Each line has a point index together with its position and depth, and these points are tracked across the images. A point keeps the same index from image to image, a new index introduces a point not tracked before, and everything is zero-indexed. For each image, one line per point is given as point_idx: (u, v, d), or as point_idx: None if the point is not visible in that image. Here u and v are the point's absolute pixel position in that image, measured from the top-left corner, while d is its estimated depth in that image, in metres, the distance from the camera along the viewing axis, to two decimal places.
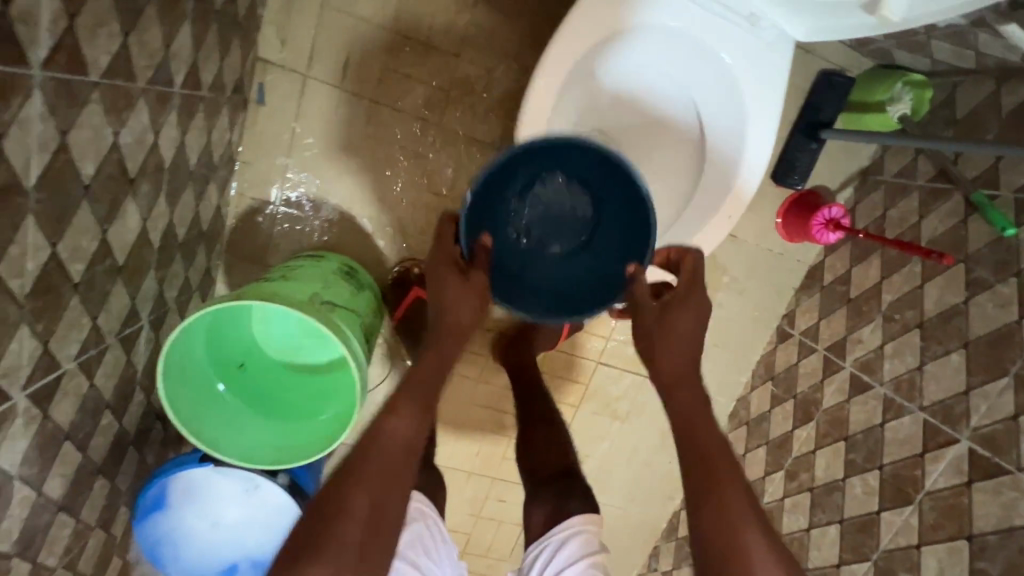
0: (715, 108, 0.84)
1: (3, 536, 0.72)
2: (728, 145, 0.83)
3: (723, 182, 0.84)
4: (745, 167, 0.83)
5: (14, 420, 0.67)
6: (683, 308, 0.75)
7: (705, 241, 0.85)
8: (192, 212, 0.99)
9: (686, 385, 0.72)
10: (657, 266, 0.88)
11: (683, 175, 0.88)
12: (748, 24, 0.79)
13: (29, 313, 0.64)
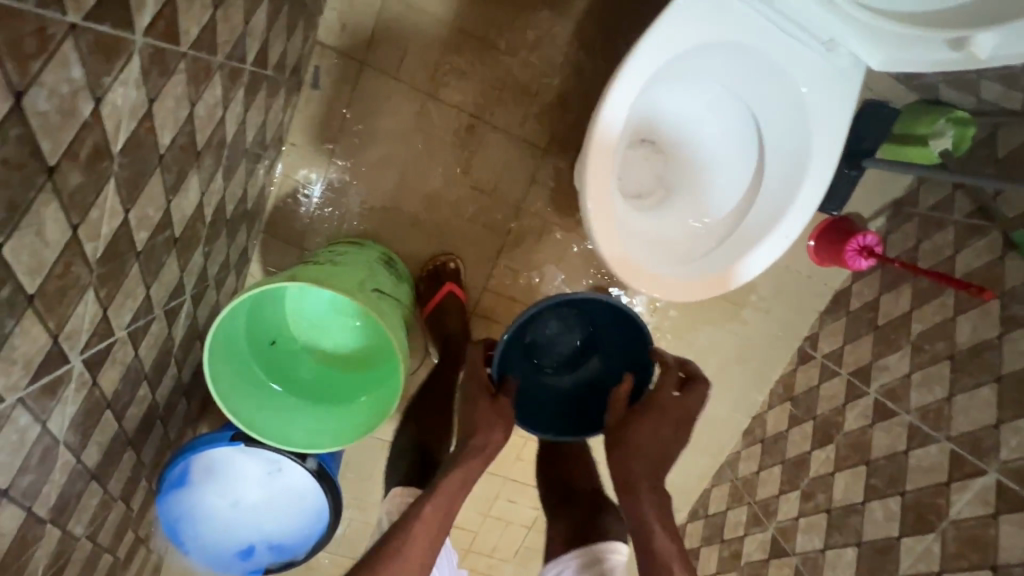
0: (779, 130, 0.85)
1: (43, 501, 0.71)
2: (789, 166, 0.84)
3: (781, 202, 0.85)
4: (805, 190, 0.84)
5: (68, 384, 0.67)
6: (645, 418, 0.93)
7: (759, 259, 0.84)
8: (242, 190, 0.99)
9: (643, 482, 0.88)
10: (706, 285, 0.86)
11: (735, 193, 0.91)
12: (826, 49, 0.80)
13: (97, 277, 0.64)
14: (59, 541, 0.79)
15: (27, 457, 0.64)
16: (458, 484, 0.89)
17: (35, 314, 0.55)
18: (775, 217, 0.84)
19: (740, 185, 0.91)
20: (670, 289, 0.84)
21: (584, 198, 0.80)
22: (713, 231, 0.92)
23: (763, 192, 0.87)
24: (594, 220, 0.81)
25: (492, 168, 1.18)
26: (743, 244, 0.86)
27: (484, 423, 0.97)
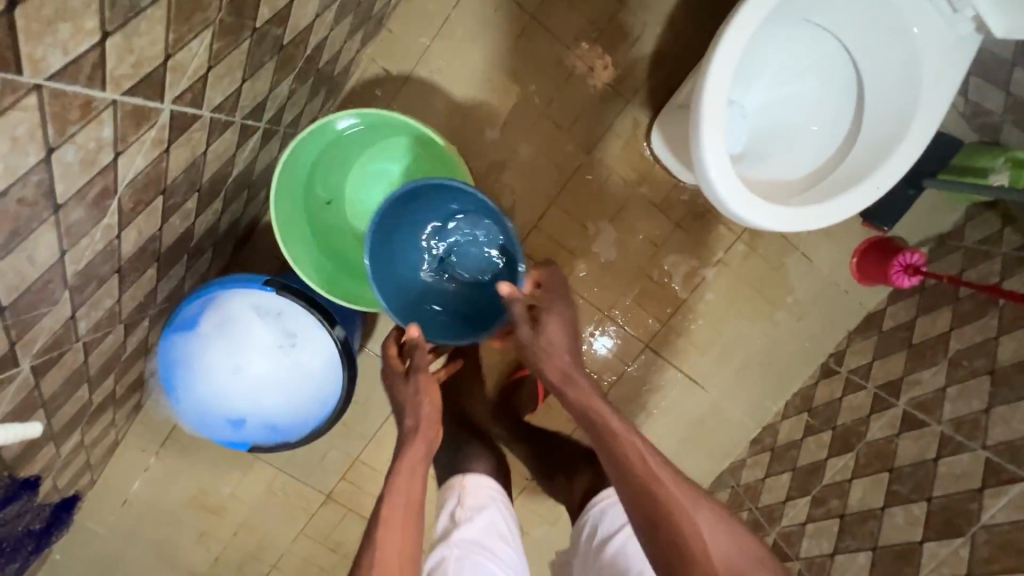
0: (887, 86, 0.89)
1: (76, 257, 0.64)
2: (892, 121, 0.87)
3: (878, 153, 0.87)
4: (907, 143, 0.85)
5: (150, 128, 0.62)
6: (551, 317, 0.95)
7: (853, 203, 0.86)
8: (340, 46, 0.98)
9: (572, 379, 0.90)
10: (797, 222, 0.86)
11: (829, 147, 0.95)
12: (949, 9, 0.82)
13: (222, 22, 0.61)
14: (63, 325, 0.71)
15: (88, 186, 0.58)
16: (402, 484, 0.85)
17: (166, 11, 0.52)
18: (870, 169, 0.86)
19: (830, 147, 0.95)
20: (764, 216, 0.84)
21: (699, 108, 0.81)
22: (805, 179, 0.95)
23: (857, 149, 0.91)
24: (706, 131, 0.81)
25: (573, 105, 1.23)
26: (835, 190, 0.87)
27: (413, 404, 0.95)
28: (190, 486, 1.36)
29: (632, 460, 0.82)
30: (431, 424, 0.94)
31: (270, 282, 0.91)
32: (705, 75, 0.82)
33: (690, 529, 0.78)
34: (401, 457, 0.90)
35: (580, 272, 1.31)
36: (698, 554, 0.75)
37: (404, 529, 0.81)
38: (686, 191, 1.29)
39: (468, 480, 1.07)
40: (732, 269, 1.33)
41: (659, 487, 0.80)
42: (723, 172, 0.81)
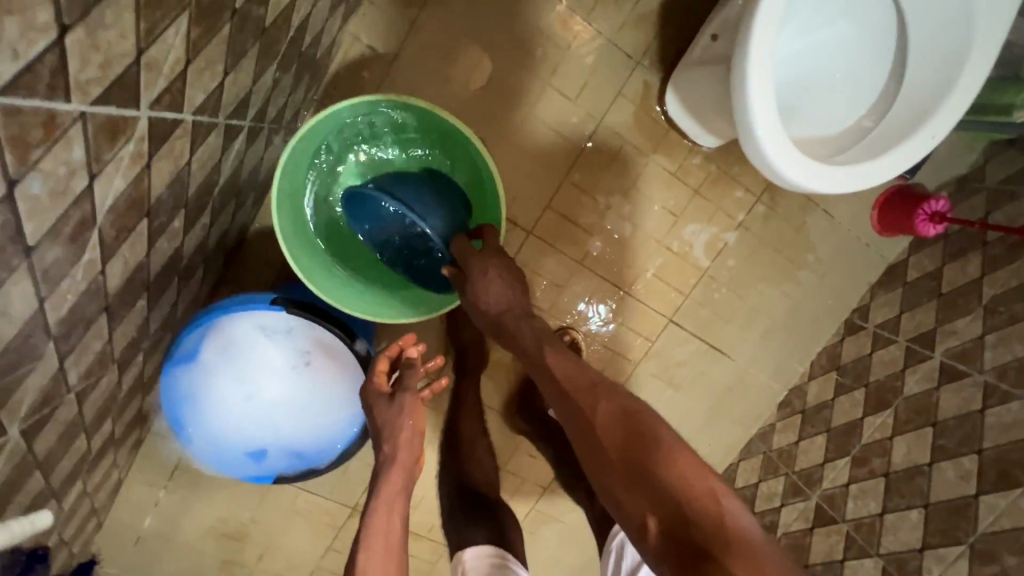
0: (932, 28, 0.84)
1: (55, 303, 0.54)
2: (942, 64, 0.83)
3: (929, 100, 0.83)
4: (960, 87, 0.81)
5: (127, 141, 0.51)
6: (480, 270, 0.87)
7: (909, 155, 0.82)
8: (322, 24, 0.86)
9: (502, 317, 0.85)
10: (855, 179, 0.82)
11: (869, 98, 0.91)
12: None
13: (198, 4, 0.50)
14: (51, 379, 0.62)
15: (63, 220, 0.48)
16: (385, 518, 0.71)
17: None
18: (923, 115, 0.83)
19: (871, 96, 0.91)
20: (817, 180, 0.80)
21: (744, 75, 0.76)
22: (847, 135, 0.91)
23: (903, 98, 0.87)
24: (755, 98, 0.76)
25: (578, 70, 1.14)
26: (886, 144, 0.83)
27: (390, 428, 0.78)
28: (206, 516, 1.29)
29: (537, 365, 0.77)
30: (412, 449, 0.77)
31: (278, 300, 0.82)
32: (747, 37, 0.76)
33: (587, 420, 0.68)
34: (376, 489, 0.74)
35: (597, 250, 1.24)
36: (594, 442, 0.66)
37: (386, 558, 0.67)
38: (701, 155, 1.22)
39: (466, 555, 0.97)
40: (753, 233, 1.28)
41: (564, 385, 0.72)
42: (775, 141, 0.77)
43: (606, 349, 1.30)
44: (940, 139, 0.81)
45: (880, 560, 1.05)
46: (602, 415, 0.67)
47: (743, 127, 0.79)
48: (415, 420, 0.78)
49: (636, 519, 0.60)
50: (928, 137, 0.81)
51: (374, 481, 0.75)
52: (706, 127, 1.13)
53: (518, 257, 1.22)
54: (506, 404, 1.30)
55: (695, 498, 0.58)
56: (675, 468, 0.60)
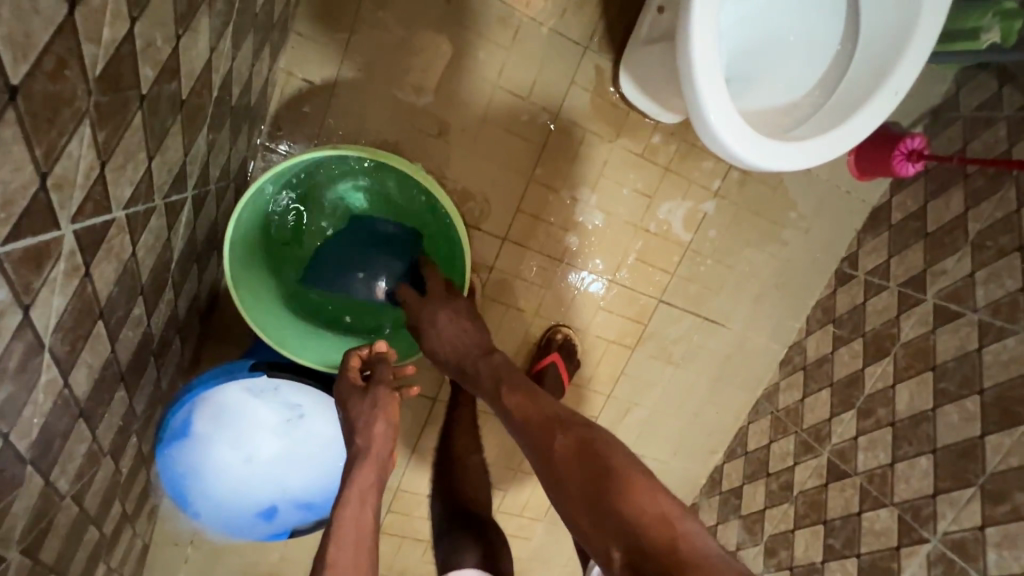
0: None
1: (22, 431, 0.53)
2: (895, 20, 0.81)
3: (886, 58, 0.81)
4: (916, 41, 0.79)
5: (56, 262, 0.49)
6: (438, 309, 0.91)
7: (874, 116, 0.79)
8: (248, 70, 0.82)
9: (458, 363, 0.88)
10: (821, 149, 0.79)
11: (823, 64, 0.89)
12: None
13: (97, 107, 0.47)
14: (40, 496, 0.61)
15: (5, 357, 0.46)
16: (355, 508, 0.70)
17: (18, 127, 0.39)
18: (882, 72, 0.81)
19: (826, 56, 0.89)
20: (779, 158, 0.77)
21: (690, 61, 0.73)
22: (806, 104, 0.89)
23: (859, 59, 0.85)
24: (705, 91, 0.73)
25: (527, 66, 1.10)
26: (848, 109, 0.81)
27: (364, 421, 0.77)
28: (238, 563, 1.31)
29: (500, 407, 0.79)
30: (385, 441, 0.77)
31: (257, 364, 0.81)
32: (688, 27, 0.72)
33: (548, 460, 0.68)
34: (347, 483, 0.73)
35: (577, 245, 1.22)
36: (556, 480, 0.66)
37: (357, 549, 0.66)
38: (665, 131, 1.19)
39: None
40: (730, 200, 1.26)
41: (527, 427, 0.73)
42: (732, 129, 0.75)
43: (601, 339, 1.30)
44: (903, 95, 0.79)
45: (895, 509, 1.05)
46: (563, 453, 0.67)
47: (698, 120, 0.75)
48: (389, 412, 0.78)
49: (601, 552, 0.59)
50: (889, 97, 0.79)
51: (347, 473, 0.74)
52: (666, 105, 1.10)
53: (496, 266, 1.20)
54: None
55: (653, 523, 0.58)
56: (628, 495, 0.60)
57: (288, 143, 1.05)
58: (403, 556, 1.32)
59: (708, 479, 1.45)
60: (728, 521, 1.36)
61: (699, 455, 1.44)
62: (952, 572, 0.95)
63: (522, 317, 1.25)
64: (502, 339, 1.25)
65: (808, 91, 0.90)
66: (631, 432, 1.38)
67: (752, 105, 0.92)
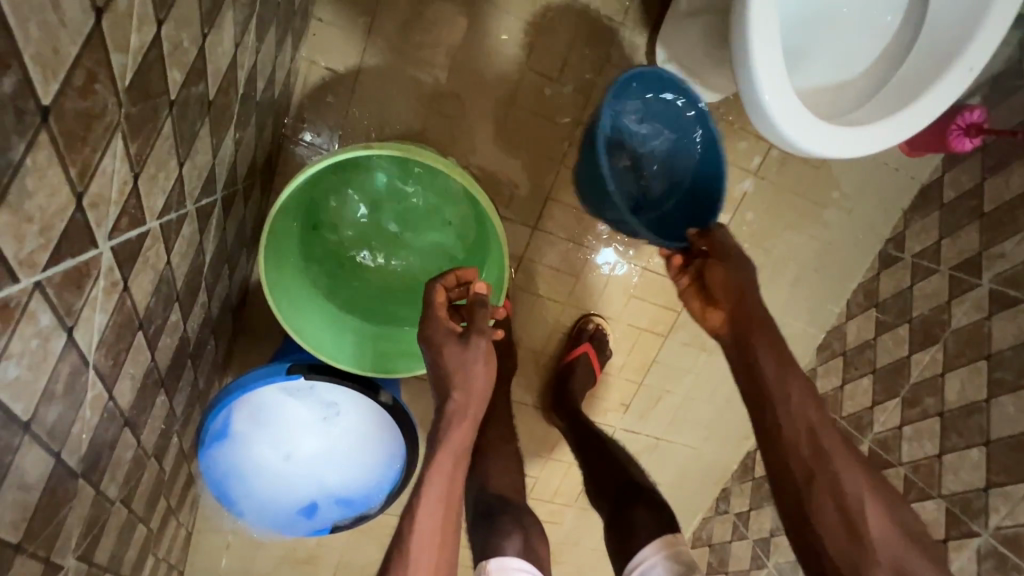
0: None
1: (73, 447, 0.53)
2: None
3: (959, 36, 0.75)
4: (993, 17, 0.73)
5: (96, 281, 0.48)
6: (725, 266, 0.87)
7: (944, 96, 0.74)
8: (272, 63, 0.79)
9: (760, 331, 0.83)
10: (886, 133, 0.74)
11: (882, 42, 0.84)
12: None
13: (128, 119, 0.45)
14: (92, 505, 0.62)
15: (53, 380, 0.46)
16: (449, 467, 0.73)
17: (52, 148, 0.37)
18: (956, 45, 0.75)
19: (886, 31, 0.83)
20: (841, 147, 0.72)
21: (746, 49, 0.68)
22: (862, 85, 0.84)
23: (927, 36, 0.79)
24: (763, 84, 0.68)
25: (555, 45, 1.05)
26: (914, 91, 0.76)
27: (464, 372, 0.77)
28: (278, 548, 1.35)
29: (804, 411, 0.77)
30: (481, 400, 0.78)
31: (295, 367, 0.81)
32: (746, 14, 0.67)
33: (840, 486, 0.72)
34: (441, 444, 0.74)
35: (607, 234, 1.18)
36: (835, 508, 0.71)
37: (444, 508, 0.71)
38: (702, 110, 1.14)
39: (489, 566, 0.83)
40: (770, 181, 1.21)
41: (823, 453, 0.74)
42: (794, 117, 0.70)
43: (632, 328, 1.27)
44: (980, 68, 0.73)
45: (943, 501, 1.02)
46: (868, 501, 0.72)
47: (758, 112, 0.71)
48: (486, 362, 0.78)
49: None
50: (960, 78, 0.73)
51: (438, 428, 0.75)
52: (706, 85, 1.04)
53: (525, 256, 1.17)
54: (540, 399, 1.30)
55: None
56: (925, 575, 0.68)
57: (312, 134, 1.02)
58: None
59: (740, 465, 1.43)
60: (761, 507, 1.33)
61: (732, 441, 1.42)
62: (1004, 567, 0.92)
63: (553, 307, 1.23)
64: (531, 328, 1.25)
65: (865, 72, 0.84)
66: (662, 419, 1.37)
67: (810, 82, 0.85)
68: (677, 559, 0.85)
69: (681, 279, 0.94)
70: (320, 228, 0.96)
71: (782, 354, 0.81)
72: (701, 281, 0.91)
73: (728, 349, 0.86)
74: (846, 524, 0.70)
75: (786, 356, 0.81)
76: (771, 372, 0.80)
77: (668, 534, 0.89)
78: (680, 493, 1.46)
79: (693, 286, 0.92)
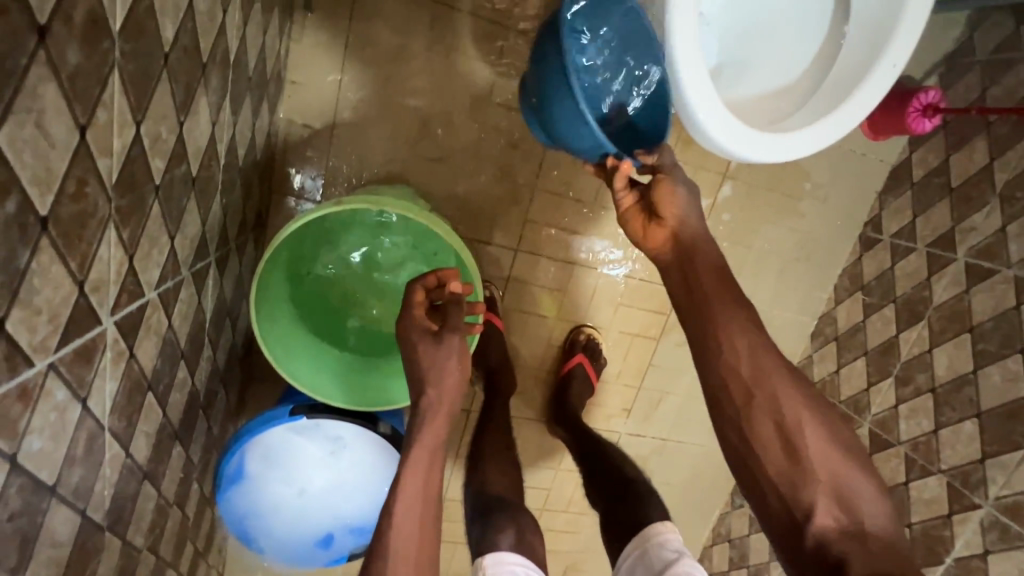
0: None
1: (96, 503, 0.58)
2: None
3: (881, 36, 0.80)
4: (908, 17, 0.79)
5: (104, 353, 0.54)
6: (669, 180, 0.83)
7: (871, 94, 0.80)
8: (250, 130, 0.86)
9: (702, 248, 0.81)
10: (819, 133, 0.80)
11: (813, 43, 0.88)
12: None
13: (118, 210, 0.51)
14: (121, 554, 0.67)
15: (73, 446, 0.51)
16: (426, 461, 0.77)
17: (53, 249, 0.43)
18: (878, 47, 0.80)
19: (817, 33, 0.88)
20: (777, 152, 0.79)
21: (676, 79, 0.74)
22: (799, 87, 0.88)
23: (852, 37, 0.84)
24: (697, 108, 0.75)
25: (516, 75, 1.10)
26: (844, 90, 0.81)
27: (437, 371, 0.82)
28: None
29: (743, 327, 0.75)
30: (453, 397, 0.82)
31: (297, 409, 0.87)
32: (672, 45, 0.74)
33: (780, 411, 0.71)
34: (416, 443, 0.78)
35: (588, 248, 1.23)
36: (774, 429, 0.71)
37: (423, 501, 0.74)
38: None
39: (485, 561, 0.81)
40: (741, 180, 1.25)
41: (760, 373, 0.72)
42: (731, 133, 0.77)
43: (624, 334, 1.31)
44: (903, 65, 0.79)
45: (943, 476, 1.03)
46: (807, 426, 0.71)
47: (698, 132, 0.78)
48: (461, 360, 0.83)
49: (806, 512, 0.67)
50: (884, 75, 0.79)
51: (415, 425, 0.79)
52: None
53: (511, 276, 1.22)
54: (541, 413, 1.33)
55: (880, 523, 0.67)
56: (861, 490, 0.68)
57: (301, 173, 1.08)
58: (458, 560, 1.38)
59: None
60: None
61: None
62: (1008, 536, 0.93)
63: (544, 322, 1.28)
64: (525, 345, 1.29)
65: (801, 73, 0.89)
66: (665, 420, 1.39)
67: (755, 87, 0.90)
68: (664, 550, 0.84)
69: (625, 197, 0.86)
70: (313, 275, 1.02)
71: (724, 278, 0.79)
72: (645, 200, 0.85)
73: (667, 270, 0.83)
74: (782, 439, 0.70)
75: (727, 278, 0.79)
76: (713, 289, 0.78)
77: (652, 526, 0.89)
78: (693, 491, 1.48)
79: (637, 205, 0.86)
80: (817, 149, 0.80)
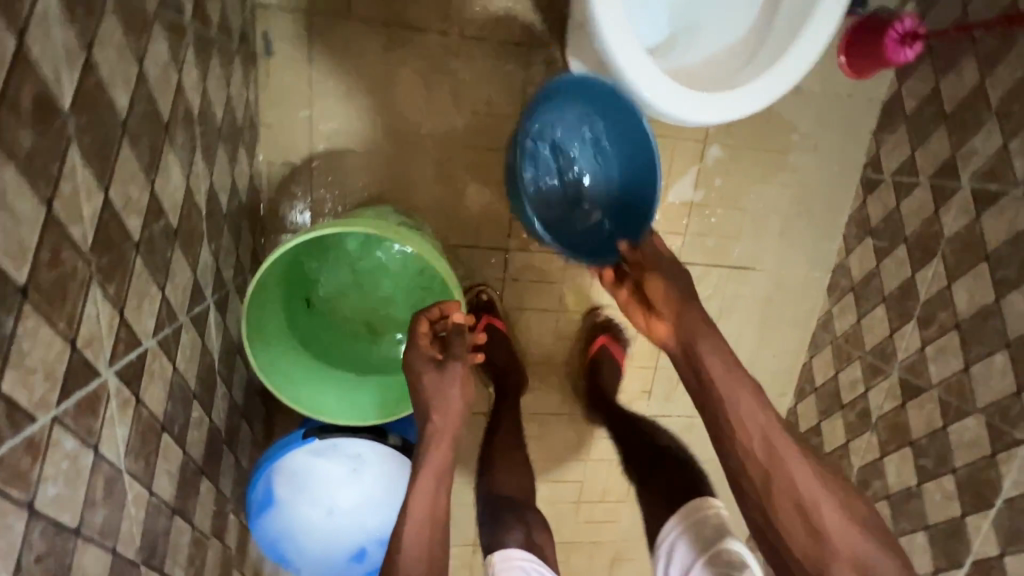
0: None
1: (126, 540, 0.63)
2: None
3: None
4: None
5: (108, 402, 0.58)
6: (655, 274, 0.91)
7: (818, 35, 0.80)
8: (230, 177, 0.91)
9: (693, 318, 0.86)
10: (771, 83, 0.81)
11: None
12: None
13: (99, 270, 0.56)
14: None
15: (91, 490, 0.56)
16: (433, 481, 0.81)
17: (36, 311, 0.47)
18: None
19: None
20: (732, 111, 0.80)
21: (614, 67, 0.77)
22: (749, 40, 0.89)
23: None
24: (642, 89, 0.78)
25: (477, 80, 1.12)
26: (791, 35, 0.82)
27: (440, 395, 0.86)
28: None
29: (745, 402, 0.79)
30: (455, 421, 0.86)
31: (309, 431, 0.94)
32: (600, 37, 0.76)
33: (790, 475, 0.75)
34: (422, 466, 0.82)
35: None
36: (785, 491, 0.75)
37: (429, 522, 0.79)
38: None
39: (494, 558, 0.85)
40: (723, 143, 1.22)
41: (771, 442, 0.77)
42: (677, 103, 0.79)
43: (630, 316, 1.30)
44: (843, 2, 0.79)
45: (981, 415, 0.98)
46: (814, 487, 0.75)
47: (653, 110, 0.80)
48: (462, 386, 0.87)
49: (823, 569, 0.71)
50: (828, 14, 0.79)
51: (422, 449, 0.84)
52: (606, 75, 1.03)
53: (507, 277, 1.24)
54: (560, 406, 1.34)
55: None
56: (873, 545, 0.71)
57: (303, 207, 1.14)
58: None
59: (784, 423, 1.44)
60: None
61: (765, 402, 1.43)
62: None
63: (549, 317, 1.28)
64: (534, 341, 1.30)
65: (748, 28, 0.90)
66: (687, 397, 1.37)
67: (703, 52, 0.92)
68: (707, 528, 0.84)
69: (621, 295, 0.97)
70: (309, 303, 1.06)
71: (720, 346, 0.82)
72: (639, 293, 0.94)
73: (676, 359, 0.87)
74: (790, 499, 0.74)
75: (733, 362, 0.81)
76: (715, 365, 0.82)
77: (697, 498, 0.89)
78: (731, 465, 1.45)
79: (634, 303, 0.94)
80: (773, 99, 0.81)
